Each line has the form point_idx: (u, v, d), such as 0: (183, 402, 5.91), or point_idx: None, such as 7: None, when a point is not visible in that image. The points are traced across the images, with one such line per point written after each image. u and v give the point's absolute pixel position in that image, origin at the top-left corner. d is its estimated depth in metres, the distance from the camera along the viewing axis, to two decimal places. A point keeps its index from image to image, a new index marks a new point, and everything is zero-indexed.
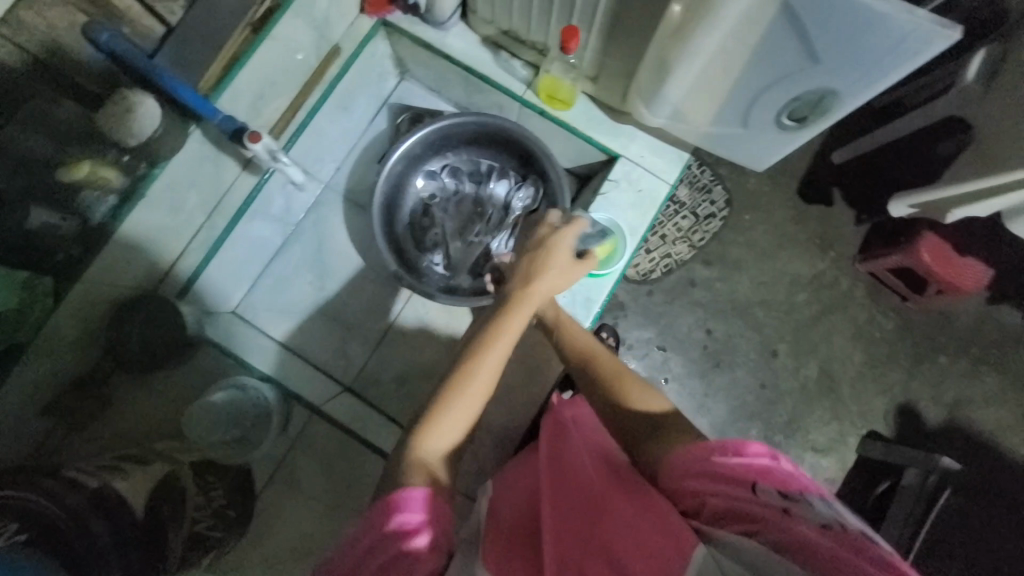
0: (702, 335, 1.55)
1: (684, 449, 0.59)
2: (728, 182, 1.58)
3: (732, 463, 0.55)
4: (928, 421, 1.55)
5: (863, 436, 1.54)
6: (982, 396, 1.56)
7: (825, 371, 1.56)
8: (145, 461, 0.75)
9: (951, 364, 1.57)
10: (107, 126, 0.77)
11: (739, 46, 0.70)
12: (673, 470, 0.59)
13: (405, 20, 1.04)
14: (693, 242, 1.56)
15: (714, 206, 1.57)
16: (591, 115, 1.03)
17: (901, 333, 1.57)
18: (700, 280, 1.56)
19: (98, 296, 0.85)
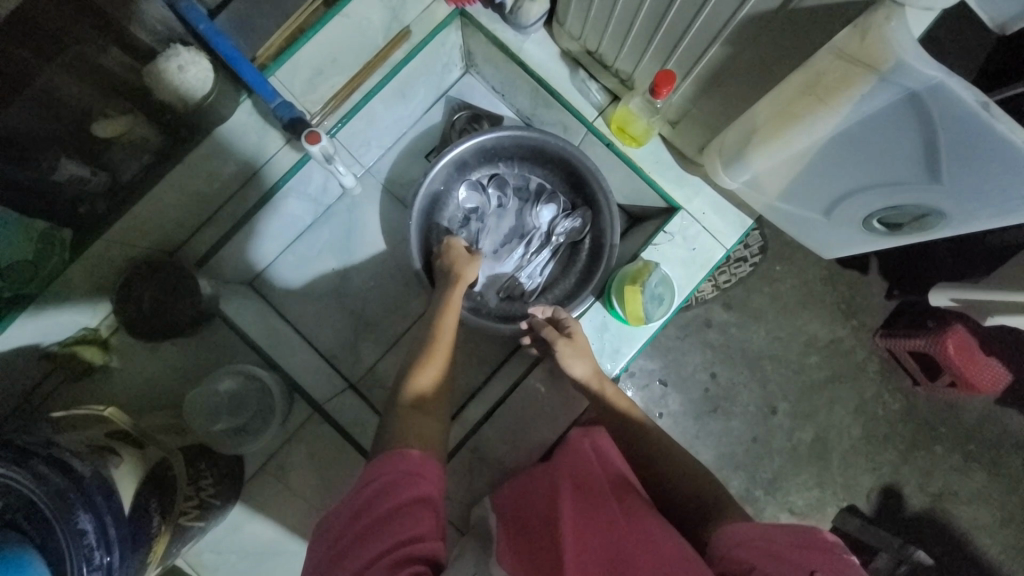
0: (706, 378, 1.52)
1: (752, 526, 0.60)
2: (767, 228, 1.51)
3: (794, 544, 0.55)
4: (908, 506, 1.52)
5: (842, 508, 1.51)
6: (967, 494, 1.53)
7: (820, 437, 1.53)
8: (140, 444, 0.73)
9: (945, 456, 1.54)
10: (151, 81, 0.73)
11: (854, 140, 0.64)
12: (721, 543, 0.62)
13: (486, 15, 0.96)
14: (718, 282, 1.51)
15: (747, 250, 1.50)
16: (660, 158, 0.96)
17: (904, 416, 1.54)
18: (716, 322, 1.52)
19: (115, 255, 0.81)
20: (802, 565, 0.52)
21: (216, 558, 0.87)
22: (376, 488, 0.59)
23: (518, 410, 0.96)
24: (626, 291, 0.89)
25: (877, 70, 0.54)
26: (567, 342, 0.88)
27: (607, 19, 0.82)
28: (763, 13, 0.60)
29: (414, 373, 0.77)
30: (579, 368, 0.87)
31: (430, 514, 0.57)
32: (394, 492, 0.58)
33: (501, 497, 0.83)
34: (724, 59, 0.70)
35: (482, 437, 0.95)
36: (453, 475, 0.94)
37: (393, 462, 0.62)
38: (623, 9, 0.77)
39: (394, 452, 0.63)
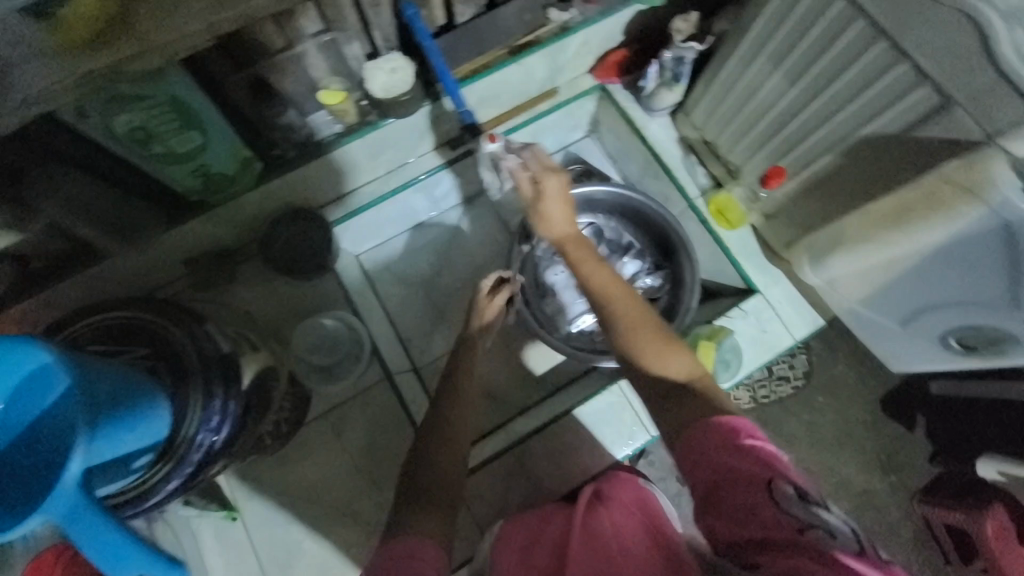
0: None
1: (707, 425, 0.61)
2: (815, 356, 1.53)
3: (743, 453, 0.57)
4: None
5: None
6: None
7: None
8: (257, 349, 0.80)
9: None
10: (370, 71, 0.88)
11: (944, 265, 0.73)
12: (688, 416, 0.64)
13: (623, 94, 1.16)
14: (757, 395, 1.52)
15: (791, 371, 1.52)
16: (748, 244, 1.07)
17: None
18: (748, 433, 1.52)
19: (280, 195, 0.96)
20: (759, 477, 0.55)
21: (254, 487, 0.93)
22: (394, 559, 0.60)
23: (563, 439, 0.99)
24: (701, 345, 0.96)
25: (977, 198, 0.64)
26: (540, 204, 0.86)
27: (733, 116, 0.97)
28: (878, 136, 0.73)
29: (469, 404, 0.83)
30: (545, 230, 0.88)
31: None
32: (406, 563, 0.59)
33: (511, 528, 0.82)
34: (835, 168, 0.82)
35: (524, 453, 0.98)
36: (485, 485, 0.96)
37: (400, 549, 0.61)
38: (750, 113, 0.93)
39: (412, 534, 0.63)
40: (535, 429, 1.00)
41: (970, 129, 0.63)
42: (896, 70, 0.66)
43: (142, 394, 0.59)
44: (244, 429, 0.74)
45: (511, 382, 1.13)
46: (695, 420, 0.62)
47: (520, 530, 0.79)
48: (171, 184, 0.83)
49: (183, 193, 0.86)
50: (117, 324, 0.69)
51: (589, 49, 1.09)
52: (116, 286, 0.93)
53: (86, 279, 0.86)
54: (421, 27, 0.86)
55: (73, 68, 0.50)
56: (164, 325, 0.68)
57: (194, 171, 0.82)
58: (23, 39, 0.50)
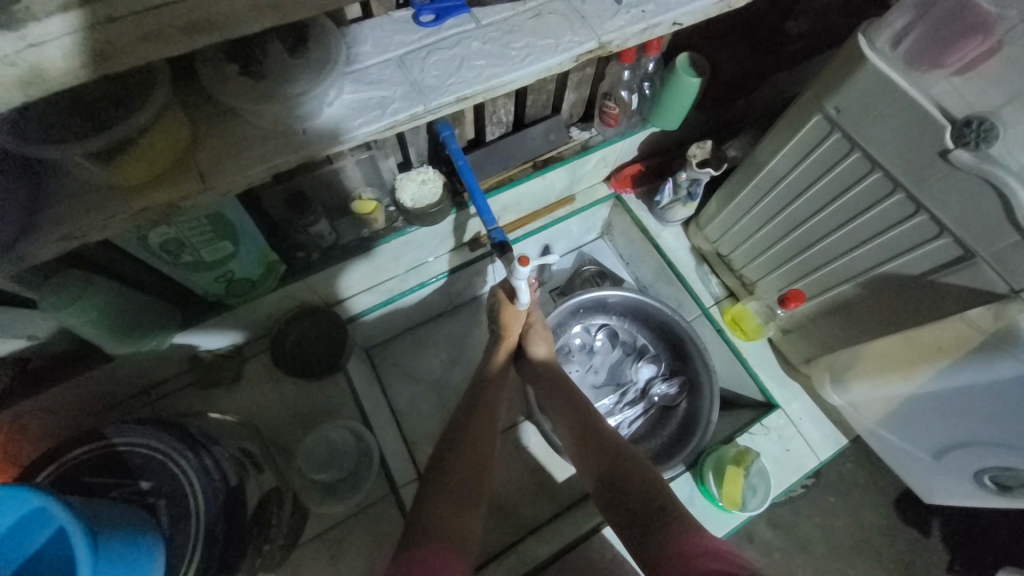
0: None
1: (684, 540, 0.59)
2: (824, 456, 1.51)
3: (723, 557, 0.55)
4: None
5: None
6: None
7: None
8: (259, 469, 0.75)
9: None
10: (401, 184, 0.91)
11: (974, 403, 0.72)
12: (658, 538, 0.61)
13: (636, 203, 1.21)
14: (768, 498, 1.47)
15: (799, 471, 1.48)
16: (764, 357, 1.07)
17: None
18: (758, 539, 1.46)
19: (299, 296, 0.95)
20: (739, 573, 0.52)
21: None
22: None
23: (583, 562, 0.92)
24: (730, 470, 0.92)
25: (1008, 343, 0.64)
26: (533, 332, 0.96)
27: (747, 236, 1.00)
28: (899, 274, 0.76)
29: None
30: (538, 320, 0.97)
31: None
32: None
33: None
34: (853, 297, 0.85)
35: None
36: None
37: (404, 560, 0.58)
38: (764, 236, 0.96)
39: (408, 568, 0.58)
40: (553, 553, 0.93)
41: (992, 282, 0.65)
42: (915, 219, 0.70)
43: (142, 537, 0.55)
44: (241, 565, 0.67)
45: (523, 493, 1.07)
46: (668, 540, 0.60)
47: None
48: (192, 288, 0.81)
49: (201, 296, 0.84)
50: (113, 450, 0.64)
51: (606, 164, 1.15)
52: (111, 386, 0.87)
53: (82, 383, 0.81)
54: (455, 147, 0.88)
55: (125, 207, 0.50)
56: (167, 454, 0.63)
57: (218, 277, 0.80)
58: (80, 181, 0.50)
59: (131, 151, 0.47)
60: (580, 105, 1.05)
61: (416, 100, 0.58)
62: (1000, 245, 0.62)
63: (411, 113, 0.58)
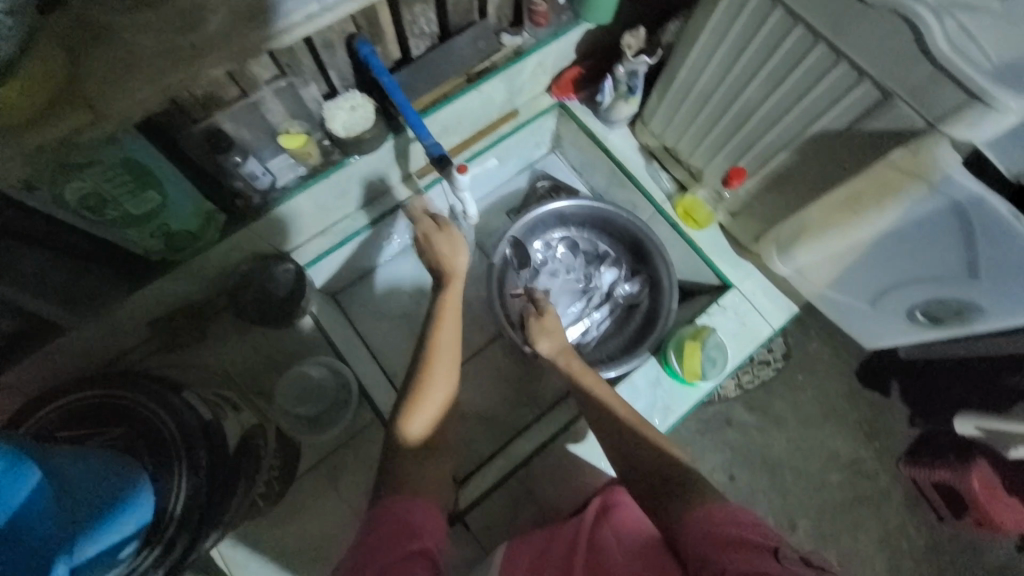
0: (724, 479, 1.55)
1: (703, 510, 0.64)
2: (789, 338, 1.62)
3: (750, 531, 0.59)
4: None
5: None
6: None
7: (842, 564, 1.51)
8: (240, 408, 0.78)
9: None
10: (329, 113, 0.87)
11: (902, 240, 0.78)
12: (683, 520, 0.64)
13: (580, 109, 1.19)
14: (740, 382, 1.59)
15: (769, 355, 1.60)
16: (718, 242, 1.11)
17: (929, 554, 1.53)
18: (736, 421, 1.59)
19: (248, 246, 0.93)
20: (762, 546, 0.56)
21: (247, 553, 0.87)
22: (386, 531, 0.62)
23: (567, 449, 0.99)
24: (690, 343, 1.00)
25: (926, 181, 0.69)
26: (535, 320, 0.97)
27: (689, 123, 1.01)
28: (827, 130, 0.77)
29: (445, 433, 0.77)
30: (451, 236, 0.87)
31: (426, 568, 0.59)
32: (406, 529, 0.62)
33: (516, 554, 0.78)
34: (789, 165, 0.87)
35: (530, 474, 0.98)
36: (495, 506, 0.95)
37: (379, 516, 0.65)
38: (704, 118, 0.96)
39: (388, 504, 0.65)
40: (536, 448, 1.00)
41: (910, 120, 0.67)
42: (836, 70, 0.70)
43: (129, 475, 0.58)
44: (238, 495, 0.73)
45: (505, 404, 1.13)
46: (689, 512, 0.64)
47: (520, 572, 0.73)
48: (129, 249, 0.79)
49: (140, 256, 0.82)
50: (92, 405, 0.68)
51: (544, 70, 1.11)
52: (77, 357, 0.87)
53: (45, 357, 0.81)
54: (378, 64, 0.83)
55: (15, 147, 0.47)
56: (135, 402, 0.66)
57: (155, 231, 0.78)
58: None
59: (6, 79, 0.43)
60: (507, 7, 1.00)
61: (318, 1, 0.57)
62: (913, 79, 0.63)
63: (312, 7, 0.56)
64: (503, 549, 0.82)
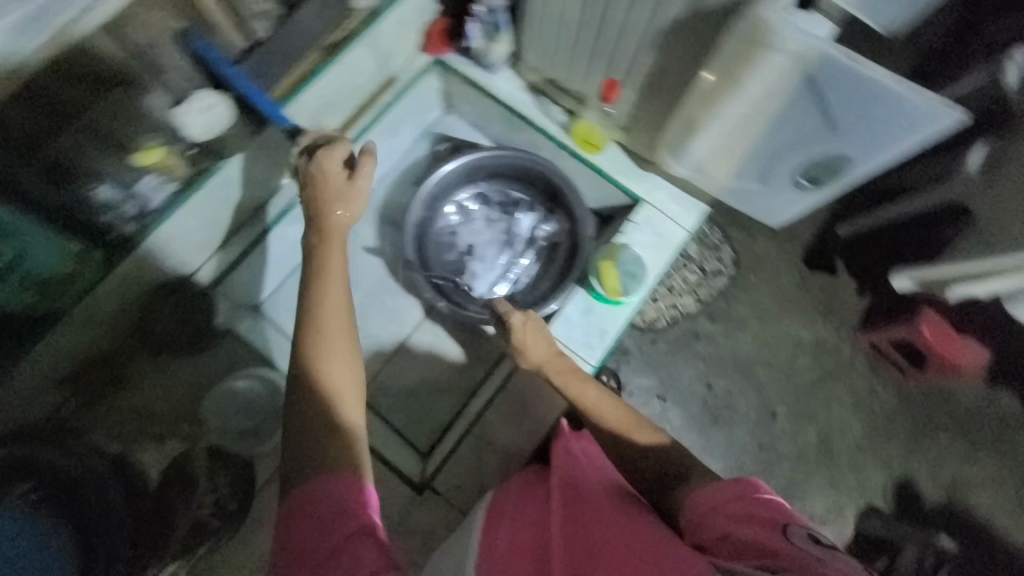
0: (702, 389, 1.61)
1: (709, 492, 0.68)
2: (736, 243, 1.66)
3: (756, 509, 0.63)
4: (924, 499, 1.57)
5: (860, 508, 1.55)
6: (978, 479, 1.57)
7: (824, 438, 1.60)
8: (165, 440, 0.92)
9: (949, 444, 1.59)
10: (178, 119, 0.81)
11: (770, 109, 0.78)
12: (695, 506, 0.68)
13: (460, 61, 1.16)
14: (699, 296, 1.63)
15: (721, 264, 1.64)
16: (621, 161, 1.11)
17: (902, 408, 1.61)
18: (703, 333, 1.63)
19: (140, 277, 0.89)
20: (773, 526, 0.60)
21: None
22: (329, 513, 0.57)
23: (519, 395, 1.02)
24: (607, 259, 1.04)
25: (770, 41, 0.69)
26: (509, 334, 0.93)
27: (557, 50, 0.99)
28: (675, 19, 0.77)
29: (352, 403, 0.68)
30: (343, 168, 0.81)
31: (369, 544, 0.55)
32: (338, 512, 0.58)
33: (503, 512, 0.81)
34: (656, 65, 0.87)
35: (487, 428, 1.01)
36: (461, 464, 0.99)
37: (315, 498, 0.59)
38: (569, 40, 0.95)
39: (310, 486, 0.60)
40: (487, 401, 1.03)
41: None
42: None
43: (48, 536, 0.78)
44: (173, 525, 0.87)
45: (454, 370, 1.16)
46: (699, 492, 0.69)
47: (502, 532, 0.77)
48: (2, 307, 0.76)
49: (21, 313, 0.78)
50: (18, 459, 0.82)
51: (408, 28, 1.07)
52: None
53: None
54: (217, 57, 0.79)
55: None
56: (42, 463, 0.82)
57: (24, 283, 0.76)
58: None
59: None
60: None
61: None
62: None
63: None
64: (482, 510, 0.86)
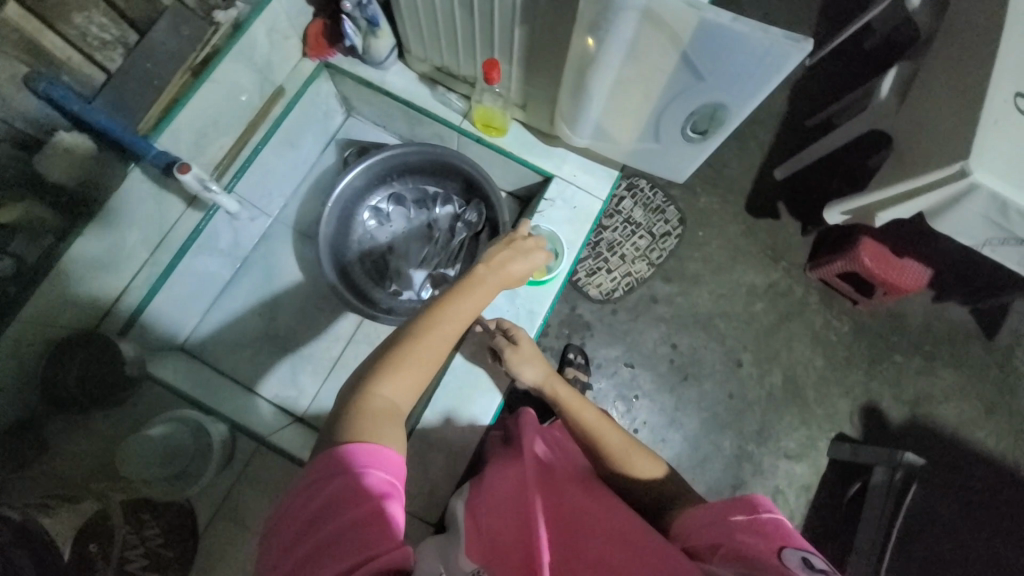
0: (668, 350, 1.60)
1: (706, 509, 0.68)
2: (680, 202, 1.67)
3: (758, 528, 0.61)
4: (891, 420, 1.60)
5: (833, 439, 1.58)
6: (941, 392, 1.61)
7: (789, 377, 1.61)
8: (73, 501, 0.75)
9: (906, 362, 1.63)
10: (44, 167, 0.80)
11: (640, 67, 0.78)
12: (692, 521, 0.68)
13: (347, 62, 1.12)
14: (651, 260, 1.63)
15: (668, 225, 1.65)
16: (526, 139, 1.10)
17: (858, 336, 1.64)
18: (661, 296, 1.63)
19: (33, 334, 0.82)
20: (768, 547, 0.58)
21: None
22: (339, 492, 0.56)
23: (459, 388, 1.02)
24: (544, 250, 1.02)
25: (614, 2, 0.68)
26: (512, 351, 0.94)
27: (437, 35, 0.97)
28: None
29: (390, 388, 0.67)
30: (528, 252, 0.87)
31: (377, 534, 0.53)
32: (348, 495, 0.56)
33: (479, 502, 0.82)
34: (528, 37, 0.86)
35: (432, 429, 1.00)
36: (411, 468, 0.99)
37: (337, 462, 0.59)
38: (445, 26, 0.93)
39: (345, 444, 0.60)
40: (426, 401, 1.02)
41: None
42: None
43: None
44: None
45: None
46: (702, 508, 0.68)
47: (483, 506, 0.81)
48: None
49: None
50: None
51: (284, 34, 1.03)
52: None
53: None
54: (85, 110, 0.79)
55: None
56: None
57: None
58: None
59: None
60: None
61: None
62: None
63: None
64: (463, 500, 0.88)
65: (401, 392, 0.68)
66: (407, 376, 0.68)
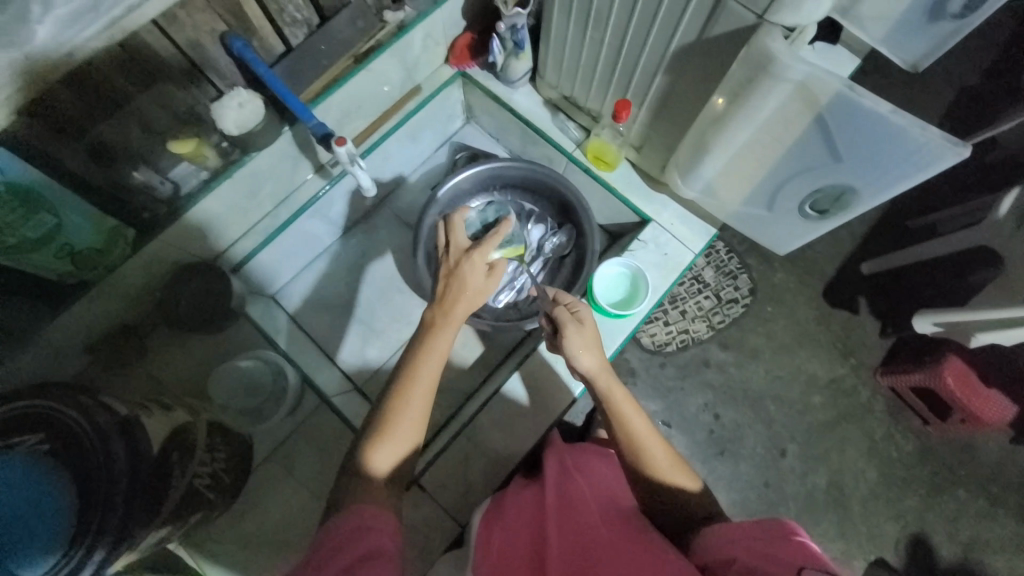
0: (709, 419, 1.55)
1: (729, 527, 0.63)
2: (754, 272, 1.63)
3: (781, 547, 0.57)
4: (940, 559, 1.45)
5: (870, 561, 1.45)
6: (1001, 543, 1.46)
7: (835, 482, 1.50)
8: (168, 409, 0.85)
9: (969, 501, 1.48)
10: (214, 114, 0.89)
11: (776, 137, 0.79)
12: (717, 537, 0.63)
13: (482, 75, 1.21)
14: (712, 323, 1.60)
15: (738, 292, 1.62)
16: (631, 179, 1.14)
17: (921, 459, 1.51)
18: (714, 361, 1.58)
19: (166, 255, 0.95)
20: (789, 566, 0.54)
21: (212, 550, 0.94)
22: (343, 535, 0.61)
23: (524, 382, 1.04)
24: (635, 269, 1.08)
25: (770, 73, 0.70)
26: (573, 330, 0.82)
27: (576, 67, 1.02)
28: (684, 44, 0.80)
29: (380, 455, 0.69)
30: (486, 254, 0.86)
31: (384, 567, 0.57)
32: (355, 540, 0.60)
33: (506, 515, 0.83)
34: (667, 86, 0.89)
35: (477, 432, 1.02)
36: (447, 464, 1.01)
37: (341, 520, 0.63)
38: (587, 61, 0.99)
39: (352, 509, 0.63)
40: (481, 405, 1.04)
41: (744, 19, 0.71)
42: None
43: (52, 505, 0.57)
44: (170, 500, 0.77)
45: (450, 372, 1.19)
46: (725, 525, 0.64)
47: (498, 531, 0.81)
48: (39, 273, 0.78)
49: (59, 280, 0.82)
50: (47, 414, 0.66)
51: (436, 41, 1.12)
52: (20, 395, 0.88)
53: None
54: (253, 57, 0.85)
55: None
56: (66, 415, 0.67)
57: (59, 252, 0.77)
58: None
59: None
60: None
61: (81, 24, 0.64)
62: None
63: (58, 30, 0.62)
64: (481, 511, 0.90)
65: (399, 458, 0.70)
66: (399, 439, 0.70)
